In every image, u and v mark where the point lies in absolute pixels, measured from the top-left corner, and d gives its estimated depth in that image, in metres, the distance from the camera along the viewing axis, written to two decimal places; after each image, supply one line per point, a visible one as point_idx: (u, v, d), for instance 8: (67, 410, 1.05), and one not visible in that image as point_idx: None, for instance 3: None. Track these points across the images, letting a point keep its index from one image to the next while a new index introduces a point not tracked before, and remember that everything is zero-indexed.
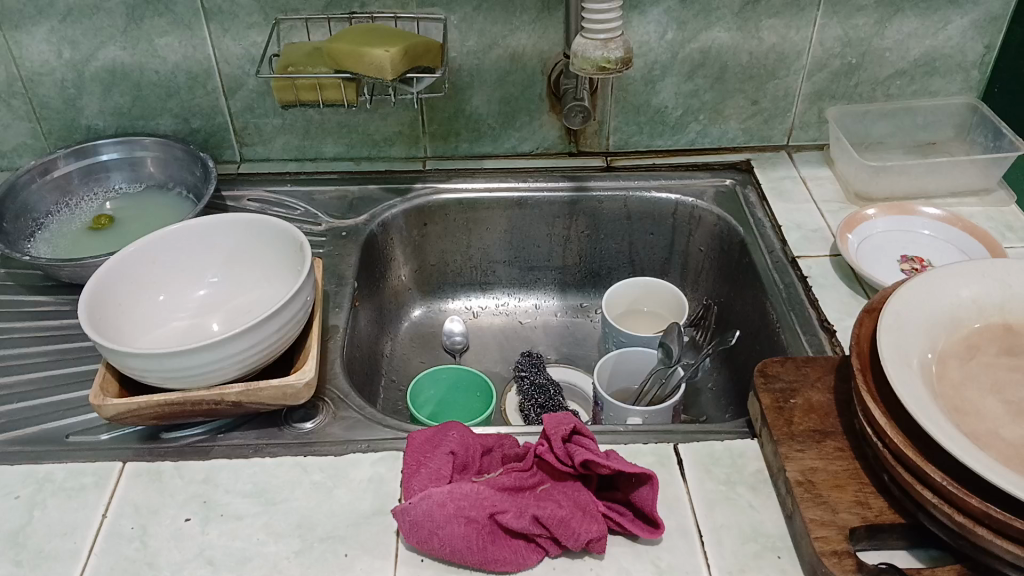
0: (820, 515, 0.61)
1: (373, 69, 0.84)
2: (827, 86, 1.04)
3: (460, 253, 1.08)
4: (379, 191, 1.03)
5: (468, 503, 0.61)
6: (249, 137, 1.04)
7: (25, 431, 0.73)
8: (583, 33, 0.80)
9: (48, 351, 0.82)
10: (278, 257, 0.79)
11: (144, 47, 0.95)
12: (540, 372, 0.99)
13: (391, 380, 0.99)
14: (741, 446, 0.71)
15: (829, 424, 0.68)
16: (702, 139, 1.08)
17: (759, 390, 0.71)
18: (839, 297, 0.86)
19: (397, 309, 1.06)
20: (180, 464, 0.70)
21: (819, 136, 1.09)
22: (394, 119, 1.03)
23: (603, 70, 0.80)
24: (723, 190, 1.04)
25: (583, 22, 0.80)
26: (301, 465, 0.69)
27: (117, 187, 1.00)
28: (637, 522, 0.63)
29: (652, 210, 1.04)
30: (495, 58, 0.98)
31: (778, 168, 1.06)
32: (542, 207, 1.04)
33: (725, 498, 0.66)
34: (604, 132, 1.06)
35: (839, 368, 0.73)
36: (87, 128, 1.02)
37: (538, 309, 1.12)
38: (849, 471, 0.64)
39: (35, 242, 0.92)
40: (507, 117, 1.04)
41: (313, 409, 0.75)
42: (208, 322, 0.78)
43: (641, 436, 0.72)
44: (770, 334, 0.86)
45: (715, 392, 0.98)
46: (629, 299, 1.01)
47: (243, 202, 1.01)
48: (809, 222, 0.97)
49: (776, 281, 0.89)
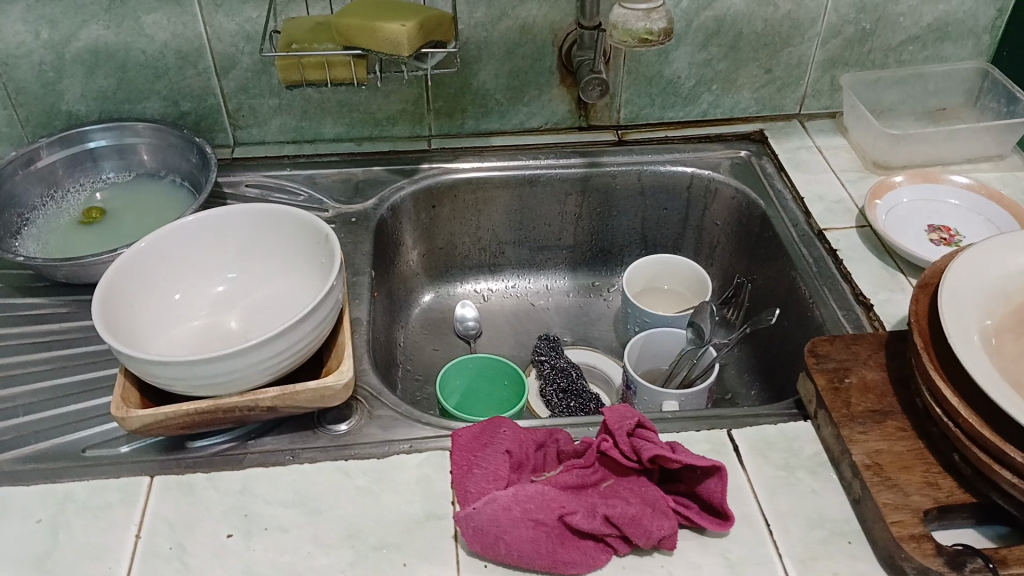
0: (892, 498, 0.60)
1: (388, 45, 0.79)
2: (840, 53, 1.02)
3: (469, 235, 1.04)
4: (384, 172, 0.99)
5: (535, 506, 0.59)
6: (243, 119, 0.98)
7: (37, 447, 0.69)
8: (622, 3, 0.76)
9: (50, 358, 0.77)
10: (300, 250, 0.74)
11: (130, 25, 0.88)
12: (560, 356, 0.97)
13: (407, 370, 0.96)
14: (795, 429, 0.69)
15: (886, 403, 0.67)
16: (714, 110, 1.05)
17: (811, 371, 0.69)
18: (871, 270, 0.85)
19: (407, 296, 1.02)
20: (212, 475, 0.65)
21: (830, 104, 1.07)
22: (398, 97, 0.98)
23: (644, 42, 0.76)
24: (738, 162, 1.01)
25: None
26: (342, 469, 0.66)
27: (106, 176, 0.94)
28: (704, 515, 0.60)
29: (668, 184, 1.02)
30: (504, 30, 0.94)
31: (792, 138, 1.04)
32: (553, 184, 1.01)
33: (787, 484, 0.64)
34: (615, 106, 1.03)
35: (888, 345, 0.71)
36: (68, 114, 0.95)
37: (549, 290, 1.09)
38: (914, 451, 0.63)
39: (23, 239, 0.86)
40: (516, 92, 1.00)
41: (345, 409, 0.71)
42: (228, 320, 0.73)
43: (691, 423, 0.70)
44: (802, 310, 0.85)
45: (738, 368, 0.97)
46: (647, 277, 0.99)
47: (241, 188, 0.96)
48: (831, 193, 0.95)
49: (804, 255, 0.87)
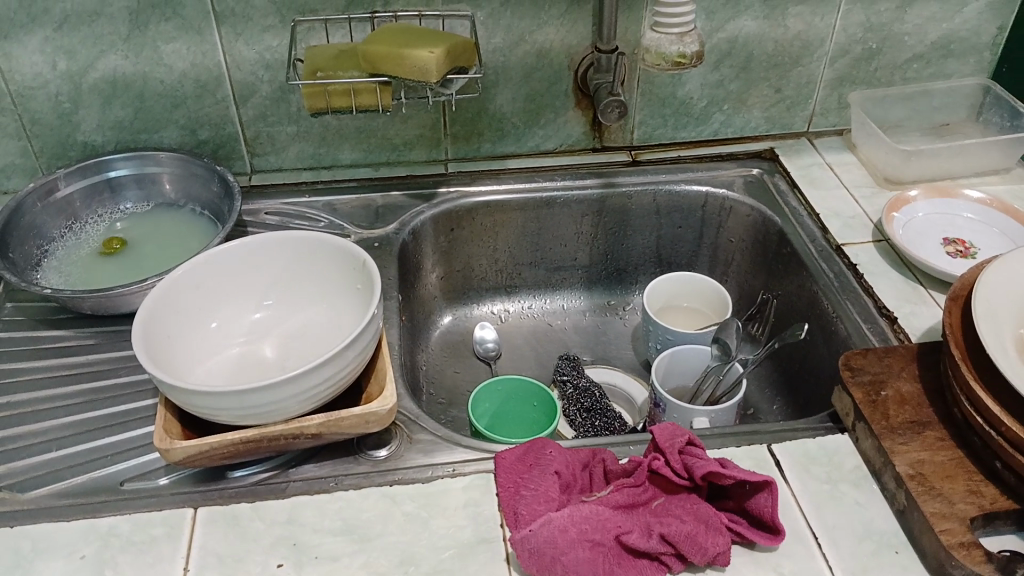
0: (939, 507, 0.60)
1: (416, 71, 0.80)
2: (848, 72, 1.04)
3: (486, 257, 1.04)
4: (403, 197, 0.99)
5: (590, 526, 0.59)
6: (260, 147, 0.98)
7: (74, 482, 0.68)
8: (656, 28, 0.80)
9: (79, 391, 0.76)
10: (337, 277, 0.74)
11: (149, 54, 0.88)
12: (582, 376, 0.98)
13: (430, 394, 0.96)
14: (834, 443, 0.70)
15: (924, 414, 0.68)
16: (725, 129, 1.07)
17: (848, 384, 0.70)
18: (892, 284, 0.86)
19: (426, 319, 1.02)
20: (257, 505, 0.65)
21: (838, 122, 1.09)
22: (416, 122, 0.99)
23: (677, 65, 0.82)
24: (751, 180, 1.03)
25: (655, 17, 0.81)
26: (388, 495, 0.66)
27: (125, 206, 0.93)
28: (755, 530, 0.61)
29: (683, 203, 1.03)
30: (521, 54, 0.95)
31: (803, 155, 1.06)
32: (570, 206, 1.02)
33: (831, 497, 0.65)
34: (629, 127, 1.04)
35: (920, 357, 0.73)
36: (84, 144, 0.94)
37: (565, 310, 1.09)
38: (955, 460, 0.64)
39: (44, 270, 0.85)
40: (532, 115, 1.01)
41: (385, 434, 0.71)
42: (266, 347, 0.73)
43: (731, 440, 0.70)
44: (826, 323, 0.86)
45: (760, 384, 0.98)
46: (666, 295, 1.00)
47: (260, 216, 0.96)
48: (845, 209, 0.96)
49: (825, 270, 0.89)
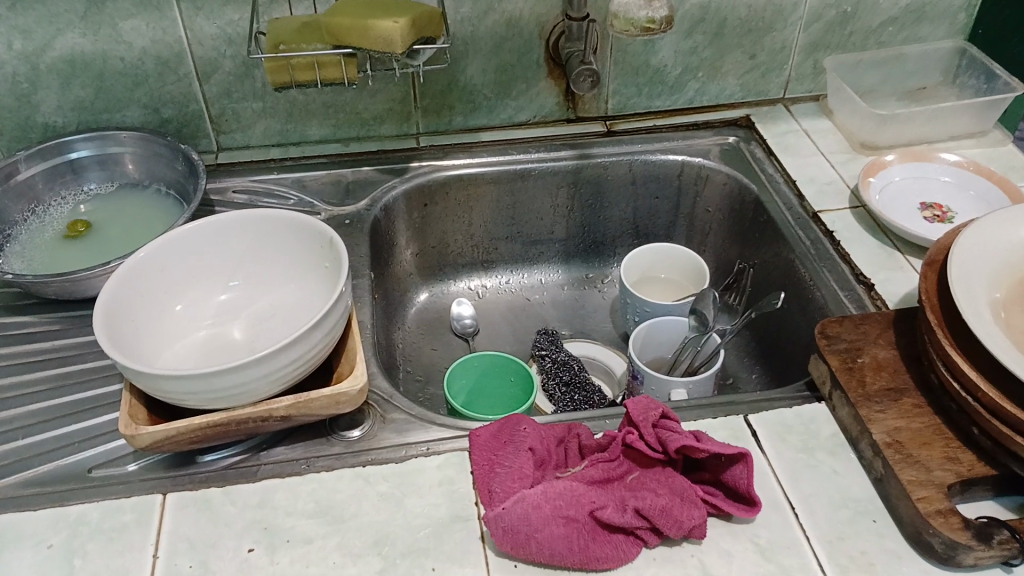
0: (916, 475, 0.60)
1: (381, 43, 0.77)
2: (822, 37, 1.02)
3: (461, 232, 1.03)
4: (374, 173, 0.97)
5: (565, 502, 0.58)
6: (226, 124, 0.96)
7: (41, 471, 0.67)
8: None
9: (46, 378, 0.75)
10: (305, 256, 0.73)
11: (107, 32, 0.86)
12: (560, 350, 0.97)
13: (406, 371, 0.95)
14: (810, 411, 0.69)
15: (900, 380, 0.67)
16: (700, 97, 1.06)
17: (824, 352, 0.69)
18: (868, 250, 0.85)
19: (401, 296, 1.01)
20: (229, 489, 0.64)
21: (813, 87, 1.08)
22: (385, 96, 0.97)
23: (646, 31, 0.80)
24: (727, 148, 1.02)
25: None
26: (362, 476, 0.65)
27: (88, 188, 0.91)
28: (731, 502, 0.60)
29: (658, 173, 1.02)
30: (491, 25, 0.93)
31: (778, 122, 1.05)
32: (545, 178, 1.00)
33: (808, 466, 0.65)
34: (603, 96, 1.03)
35: (896, 322, 0.72)
36: (44, 126, 0.92)
37: (543, 284, 1.08)
38: (931, 427, 0.64)
39: (6, 256, 0.82)
40: (503, 86, 0.99)
41: (357, 414, 0.70)
42: (234, 329, 0.72)
43: (708, 410, 0.70)
44: (802, 291, 0.85)
45: (738, 354, 0.97)
46: (643, 266, 0.99)
47: (228, 195, 0.94)
48: (821, 175, 0.96)
49: (801, 238, 0.88)
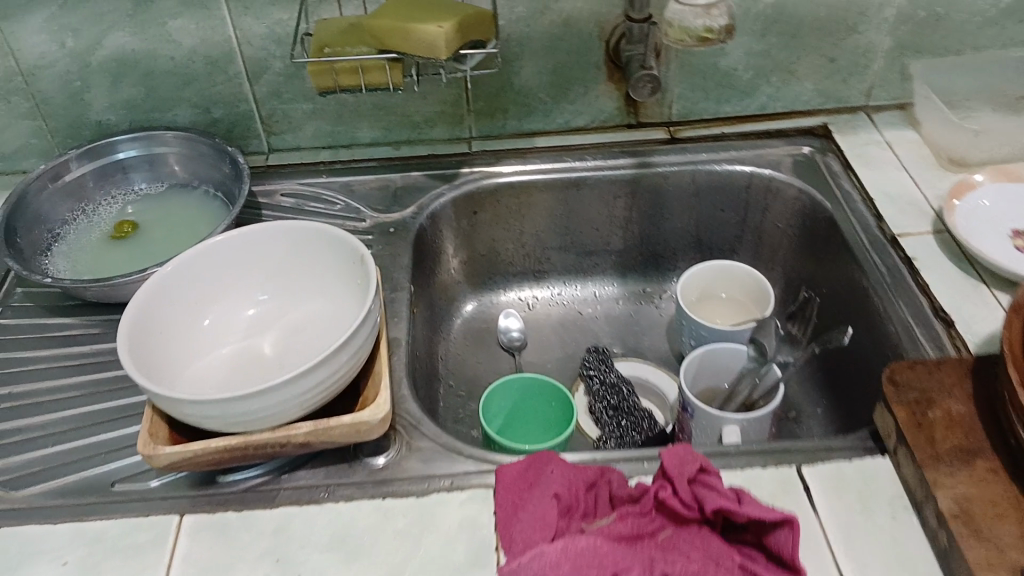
0: (985, 555, 0.53)
1: (425, 47, 0.74)
2: (911, 39, 0.93)
3: (513, 241, 0.99)
4: (423, 179, 0.94)
5: (589, 563, 0.53)
6: (276, 125, 0.94)
7: (67, 480, 0.66)
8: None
9: (81, 384, 0.74)
10: (335, 269, 0.70)
11: (156, 31, 0.85)
12: (611, 370, 0.92)
13: (449, 386, 0.92)
14: (872, 466, 0.63)
15: (975, 440, 0.60)
16: (773, 103, 0.98)
17: (891, 402, 0.63)
18: (951, 281, 0.77)
19: (448, 306, 0.98)
20: (246, 514, 0.62)
21: (900, 94, 0.99)
22: (436, 98, 0.93)
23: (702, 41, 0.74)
24: (801, 159, 0.95)
25: None
26: (381, 509, 0.62)
27: (137, 188, 0.91)
28: (774, 569, 0.54)
29: (724, 184, 0.95)
30: (546, 25, 0.88)
31: (859, 132, 0.97)
32: (602, 187, 0.95)
33: (865, 529, 0.58)
34: (667, 101, 0.97)
35: (975, 371, 0.65)
36: (97, 124, 0.92)
37: (597, 298, 1.03)
38: (1008, 497, 0.57)
39: (53, 256, 0.83)
40: (559, 89, 0.94)
41: (383, 440, 0.67)
42: (262, 344, 0.70)
43: (759, 458, 0.64)
44: (875, 324, 0.78)
45: (803, 384, 0.90)
46: (703, 283, 0.93)
47: (276, 198, 0.92)
48: (902, 194, 0.87)
49: (877, 263, 0.80)
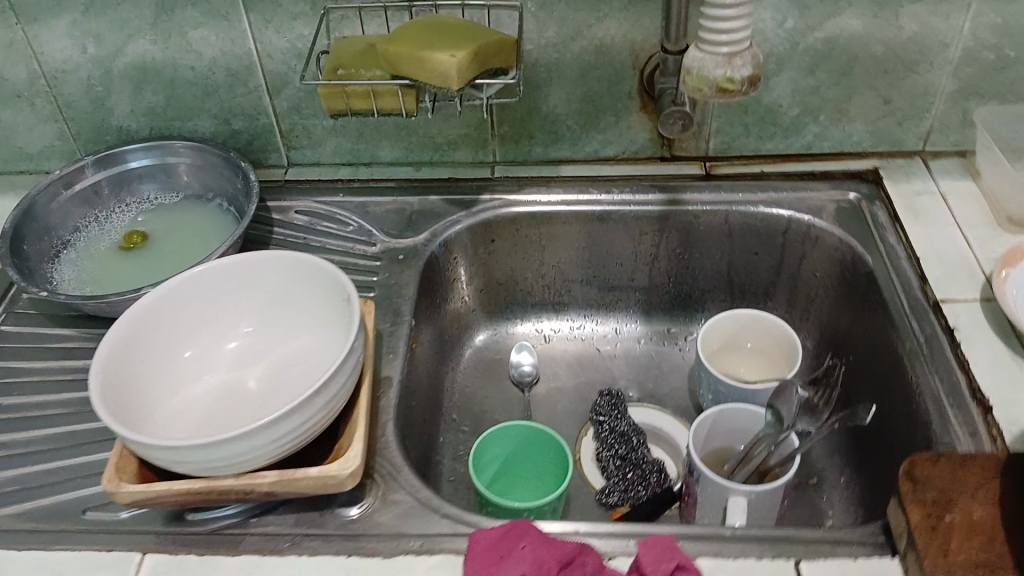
0: None
1: (437, 76, 0.70)
2: (977, 83, 0.86)
3: (532, 271, 0.95)
4: (441, 203, 0.91)
5: None
6: (296, 139, 0.92)
7: (40, 503, 0.65)
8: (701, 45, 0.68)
9: (70, 400, 0.73)
10: (325, 304, 0.67)
11: (176, 40, 0.83)
12: (623, 419, 0.86)
13: (452, 420, 0.89)
14: (879, 568, 0.57)
15: (996, 553, 0.54)
16: (821, 142, 0.92)
17: (905, 501, 0.57)
18: (995, 359, 0.70)
19: (459, 334, 0.94)
20: (208, 558, 0.60)
21: (961, 141, 0.91)
22: (459, 120, 0.89)
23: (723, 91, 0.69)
24: (845, 206, 0.88)
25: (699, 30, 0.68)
26: (345, 567, 0.59)
27: (150, 197, 0.90)
28: None
29: (759, 226, 0.89)
30: (577, 51, 0.83)
31: (912, 180, 0.89)
32: (628, 222, 0.90)
33: None
34: (704, 135, 0.91)
35: (1006, 471, 0.58)
36: (119, 129, 0.91)
37: (618, 335, 0.98)
38: None
39: (60, 264, 0.82)
40: (589, 118, 0.89)
41: (359, 489, 0.64)
42: (246, 378, 0.67)
43: (755, 547, 0.59)
44: (907, 398, 0.72)
45: (828, 449, 0.84)
46: (727, 333, 0.87)
47: (289, 215, 0.90)
48: (951, 254, 0.80)
49: (914, 330, 0.74)
